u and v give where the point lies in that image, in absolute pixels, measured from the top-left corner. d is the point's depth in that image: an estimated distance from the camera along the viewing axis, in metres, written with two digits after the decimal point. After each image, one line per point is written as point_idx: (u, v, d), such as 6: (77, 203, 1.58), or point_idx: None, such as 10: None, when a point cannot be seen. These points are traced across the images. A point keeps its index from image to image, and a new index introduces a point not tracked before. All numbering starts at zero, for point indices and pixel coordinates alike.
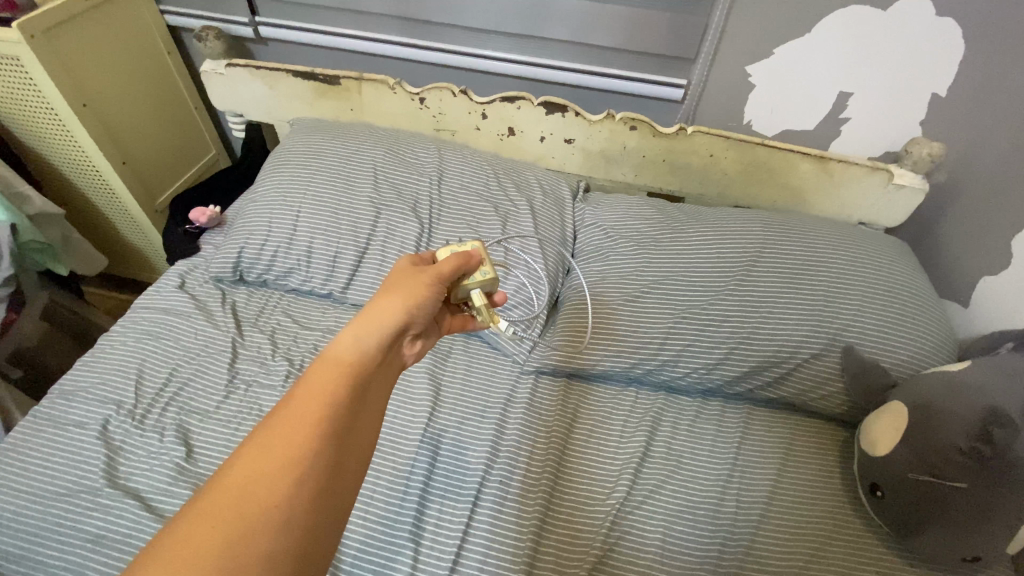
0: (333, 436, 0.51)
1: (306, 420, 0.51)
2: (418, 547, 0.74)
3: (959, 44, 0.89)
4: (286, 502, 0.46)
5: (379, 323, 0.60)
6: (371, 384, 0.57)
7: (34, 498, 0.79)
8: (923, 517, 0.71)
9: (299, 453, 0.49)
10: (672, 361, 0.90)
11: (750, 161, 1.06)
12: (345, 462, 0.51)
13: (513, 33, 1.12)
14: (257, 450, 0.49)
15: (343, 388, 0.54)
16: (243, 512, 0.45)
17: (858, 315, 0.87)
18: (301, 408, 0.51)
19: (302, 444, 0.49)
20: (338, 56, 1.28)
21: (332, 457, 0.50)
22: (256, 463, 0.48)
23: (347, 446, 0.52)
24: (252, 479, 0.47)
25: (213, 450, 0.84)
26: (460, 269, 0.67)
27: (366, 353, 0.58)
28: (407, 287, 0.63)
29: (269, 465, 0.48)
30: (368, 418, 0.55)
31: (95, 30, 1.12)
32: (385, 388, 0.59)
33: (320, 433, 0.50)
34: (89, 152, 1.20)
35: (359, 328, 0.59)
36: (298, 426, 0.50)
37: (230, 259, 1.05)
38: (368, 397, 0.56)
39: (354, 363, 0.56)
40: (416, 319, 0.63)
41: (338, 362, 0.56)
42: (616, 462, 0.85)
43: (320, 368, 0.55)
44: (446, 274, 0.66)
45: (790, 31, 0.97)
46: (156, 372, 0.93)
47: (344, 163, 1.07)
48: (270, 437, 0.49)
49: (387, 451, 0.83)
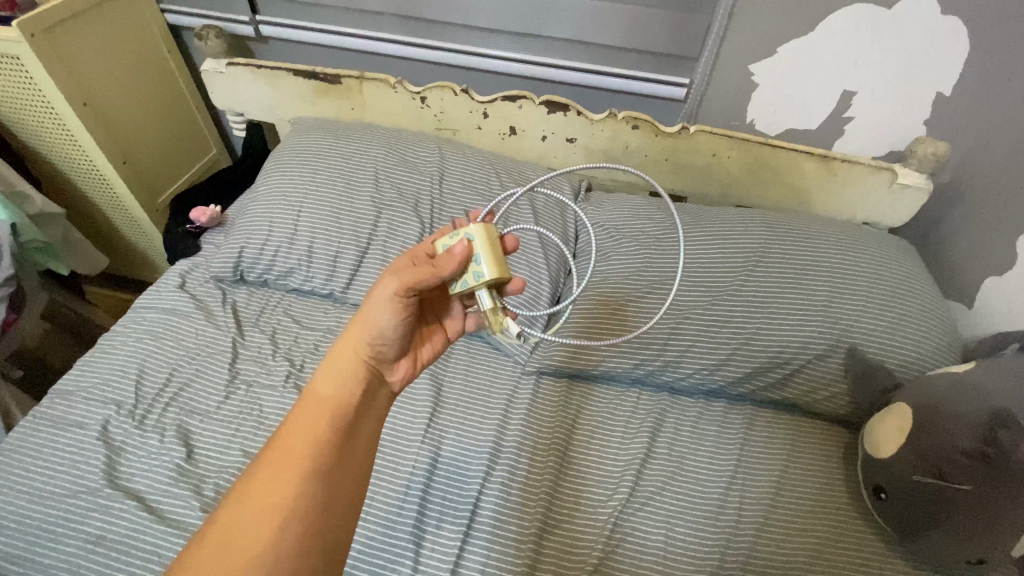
0: (320, 474, 0.55)
1: (293, 460, 0.55)
2: (420, 549, 0.74)
3: (965, 43, 0.88)
4: (277, 539, 0.50)
5: (348, 356, 0.62)
6: (358, 419, 0.60)
7: (34, 498, 0.79)
8: (928, 520, 0.71)
9: (288, 491, 0.53)
10: (675, 361, 0.90)
11: (753, 161, 1.05)
12: (334, 498, 0.55)
13: (515, 32, 1.11)
14: (247, 490, 0.53)
15: (332, 422, 0.58)
16: (235, 549, 0.49)
17: (862, 315, 0.86)
18: (288, 448, 0.55)
19: (290, 485, 0.53)
20: (339, 55, 1.28)
21: (321, 494, 0.54)
22: (247, 502, 0.52)
23: (339, 475, 0.56)
24: (244, 516, 0.51)
25: (214, 451, 0.84)
26: (437, 277, 0.59)
27: (346, 388, 0.61)
28: (373, 313, 0.62)
29: (259, 504, 0.52)
30: (357, 453, 0.58)
31: (95, 29, 1.11)
32: (373, 421, 0.62)
33: (306, 473, 0.54)
34: (90, 151, 1.19)
35: (331, 364, 0.62)
36: (289, 461, 0.54)
37: (231, 259, 1.04)
38: (356, 432, 0.60)
39: (337, 400, 0.60)
40: (387, 343, 0.63)
41: (321, 400, 0.60)
42: (618, 464, 0.85)
43: (310, 403, 0.59)
44: (411, 286, 0.60)
45: (794, 30, 0.96)
46: (156, 372, 0.93)
47: (346, 162, 1.07)
48: (261, 477, 0.53)
49: (387, 453, 0.83)
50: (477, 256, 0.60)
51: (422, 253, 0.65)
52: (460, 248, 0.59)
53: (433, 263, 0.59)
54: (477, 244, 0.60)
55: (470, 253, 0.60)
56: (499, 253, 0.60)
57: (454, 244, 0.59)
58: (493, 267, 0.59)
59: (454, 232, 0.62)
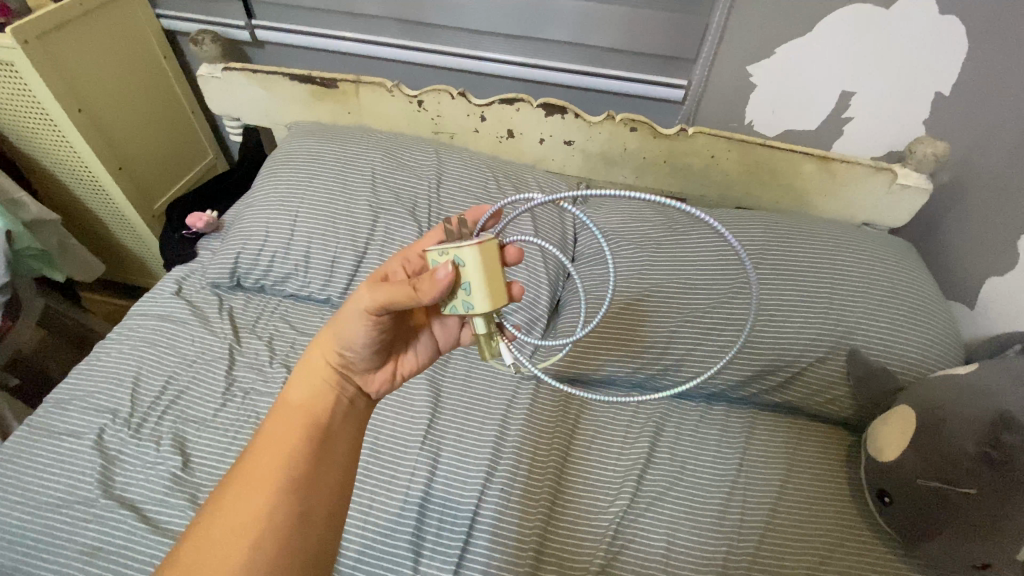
0: (297, 485, 0.54)
1: (266, 473, 0.54)
2: (420, 556, 0.73)
3: (964, 42, 0.88)
4: (252, 555, 0.49)
5: (320, 367, 0.62)
6: (334, 431, 0.60)
7: (27, 509, 0.78)
8: (932, 524, 0.70)
9: (262, 504, 0.52)
10: (676, 365, 0.89)
11: (751, 162, 1.04)
12: (314, 509, 0.54)
13: (512, 35, 1.11)
14: (222, 507, 0.52)
15: (305, 434, 0.58)
16: (209, 569, 0.48)
17: (864, 317, 0.85)
18: (261, 461, 0.55)
19: (266, 498, 0.52)
20: (336, 59, 1.27)
21: (297, 508, 0.53)
22: (220, 520, 0.51)
23: (318, 484, 0.56)
24: (219, 534, 0.50)
25: (210, 460, 0.83)
26: (414, 300, 0.55)
27: (317, 400, 0.61)
28: (342, 327, 0.61)
29: (233, 520, 0.51)
30: (334, 464, 0.58)
31: (88, 35, 1.11)
32: (352, 432, 0.62)
33: (282, 485, 0.53)
34: (87, 159, 1.19)
35: (303, 375, 0.62)
36: (261, 476, 0.54)
37: (228, 265, 1.04)
38: (333, 443, 0.59)
39: (308, 410, 0.60)
40: (356, 354, 0.63)
41: (294, 411, 0.60)
42: (619, 470, 0.84)
43: (281, 419, 0.59)
44: (386, 305, 0.57)
45: (792, 32, 0.96)
46: (153, 380, 0.92)
47: (343, 165, 1.06)
48: (234, 492, 0.53)
49: (386, 461, 0.82)
50: (466, 283, 0.55)
51: (414, 258, 0.66)
52: (445, 272, 0.53)
53: (415, 287, 0.55)
54: (468, 270, 0.54)
55: (457, 278, 0.54)
56: (490, 280, 0.55)
57: (439, 268, 0.54)
58: (484, 298, 0.55)
59: (443, 248, 0.55)
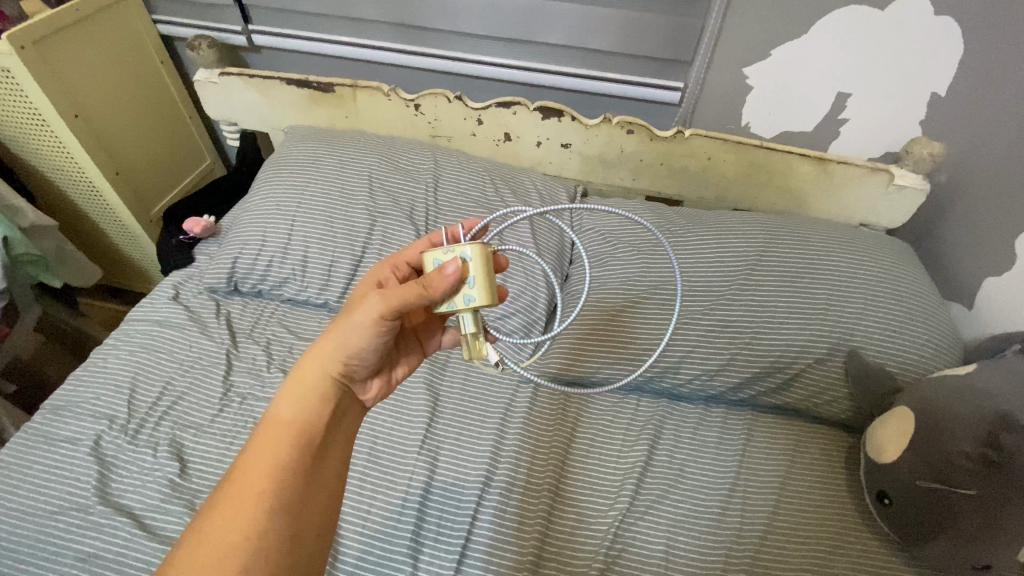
0: (287, 504, 0.54)
1: (256, 491, 0.53)
2: (417, 561, 0.73)
3: (958, 43, 0.88)
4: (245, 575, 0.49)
5: (313, 377, 0.61)
6: (325, 446, 0.59)
7: (23, 516, 0.77)
8: (932, 526, 0.70)
9: (252, 522, 0.52)
10: (674, 368, 0.89)
11: (749, 164, 1.05)
12: (303, 529, 0.54)
13: (508, 38, 1.11)
14: (209, 526, 0.51)
15: (296, 448, 0.57)
16: None
17: (862, 319, 0.85)
18: (250, 478, 0.54)
19: (255, 518, 0.52)
20: (333, 64, 1.28)
21: (287, 525, 0.53)
22: (209, 538, 0.50)
23: (308, 503, 0.55)
24: (207, 553, 0.49)
25: (208, 465, 0.83)
26: (423, 299, 0.57)
27: (309, 411, 0.60)
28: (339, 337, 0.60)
29: (221, 540, 0.50)
30: (325, 481, 0.58)
31: (84, 41, 1.11)
32: (343, 445, 0.61)
33: (272, 505, 0.53)
34: (81, 163, 1.18)
35: (296, 383, 0.60)
36: (251, 494, 0.53)
37: (225, 270, 1.03)
38: (325, 455, 0.59)
39: (300, 423, 0.59)
40: (354, 362, 0.62)
41: (285, 424, 0.58)
42: (617, 473, 0.83)
43: (273, 430, 0.58)
44: (396, 308, 0.57)
45: (787, 34, 0.96)
46: (149, 386, 0.92)
47: (340, 169, 1.06)
48: (222, 509, 0.52)
49: (384, 466, 0.82)
50: (469, 278, 0.58)
51: (403, 263, 0.67)
52: (452, 268, 0.57)
53: (423, 284, 0.56)
54: (472, 266, 0.58)
55: (464, 274, 0.58)
56: (491, 277, 0.59)
57: (447, 263, 0.56)
58: (484, 291, 0.58)
59: (448, 248, 0.59)
